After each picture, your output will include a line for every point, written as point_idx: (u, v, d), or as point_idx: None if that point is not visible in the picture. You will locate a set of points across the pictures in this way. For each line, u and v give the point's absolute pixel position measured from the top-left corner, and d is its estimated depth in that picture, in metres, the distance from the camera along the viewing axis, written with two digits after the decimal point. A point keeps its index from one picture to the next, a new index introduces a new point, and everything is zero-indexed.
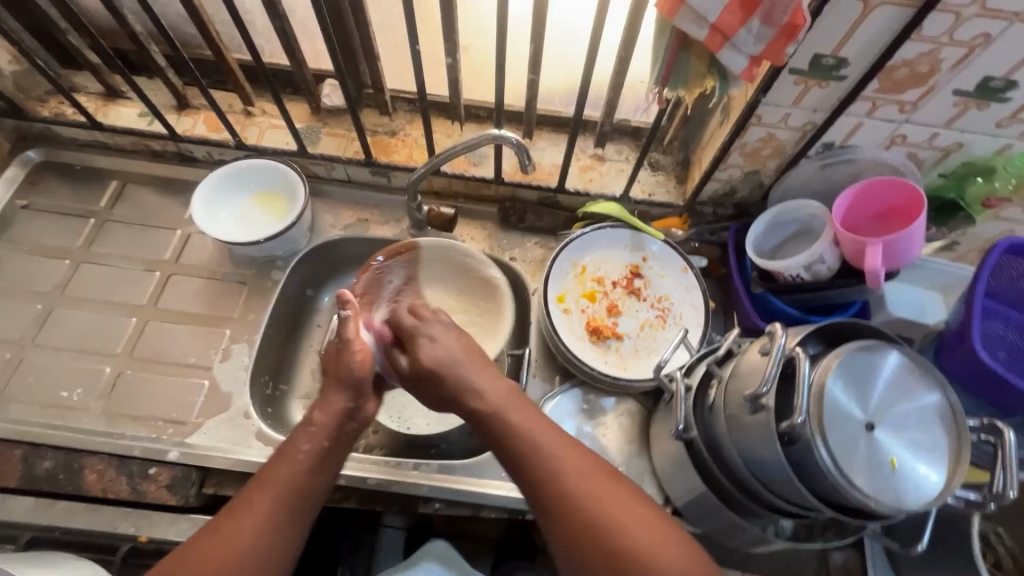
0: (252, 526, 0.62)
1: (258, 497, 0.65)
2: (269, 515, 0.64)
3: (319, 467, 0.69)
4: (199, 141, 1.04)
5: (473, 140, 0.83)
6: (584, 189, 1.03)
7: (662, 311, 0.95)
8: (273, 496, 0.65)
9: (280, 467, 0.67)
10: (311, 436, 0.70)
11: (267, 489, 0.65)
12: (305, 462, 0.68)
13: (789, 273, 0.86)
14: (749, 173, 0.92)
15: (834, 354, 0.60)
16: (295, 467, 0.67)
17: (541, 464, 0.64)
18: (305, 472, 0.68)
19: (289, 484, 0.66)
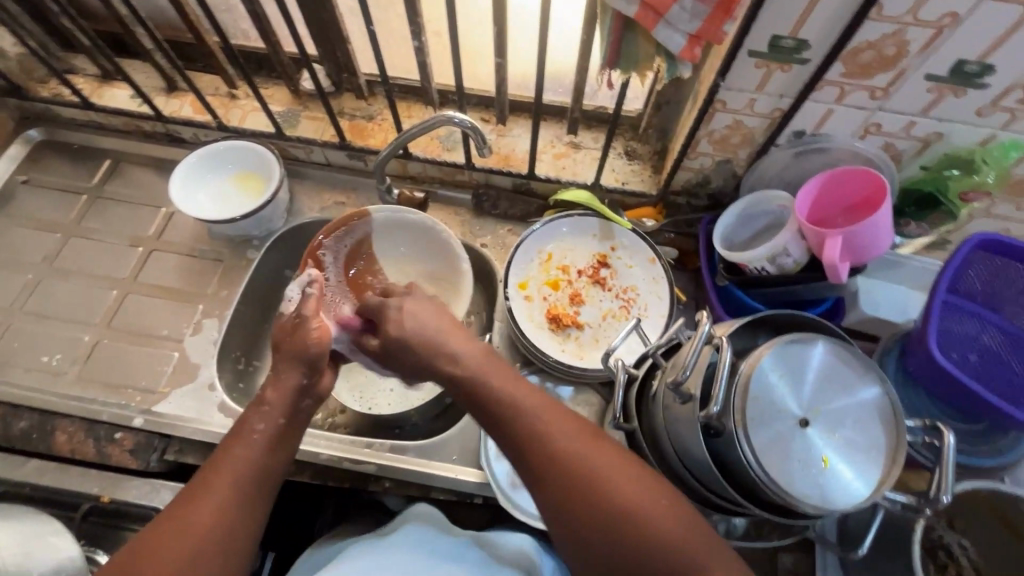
0: (207, 515, 0.58)
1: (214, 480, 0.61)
2: (225, 498, 0.60)
3: (270, 449, 0.65)
4: (184, 122, 1.07)
5: (430, 121, 0.83)
6: (556, 176, 1.02)
7: (626, 301, 0.94)
8: (229, 479, 0.61)
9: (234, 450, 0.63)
10: (263, 414, 0.67)
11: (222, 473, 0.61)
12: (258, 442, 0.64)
13: (754, 266, 0.83)
14: (720, 162, 0.90)
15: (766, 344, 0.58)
16: (251, 452, 0.64)
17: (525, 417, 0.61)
18: (258, 456, 0.64)
19: (244, 468, 0.62)
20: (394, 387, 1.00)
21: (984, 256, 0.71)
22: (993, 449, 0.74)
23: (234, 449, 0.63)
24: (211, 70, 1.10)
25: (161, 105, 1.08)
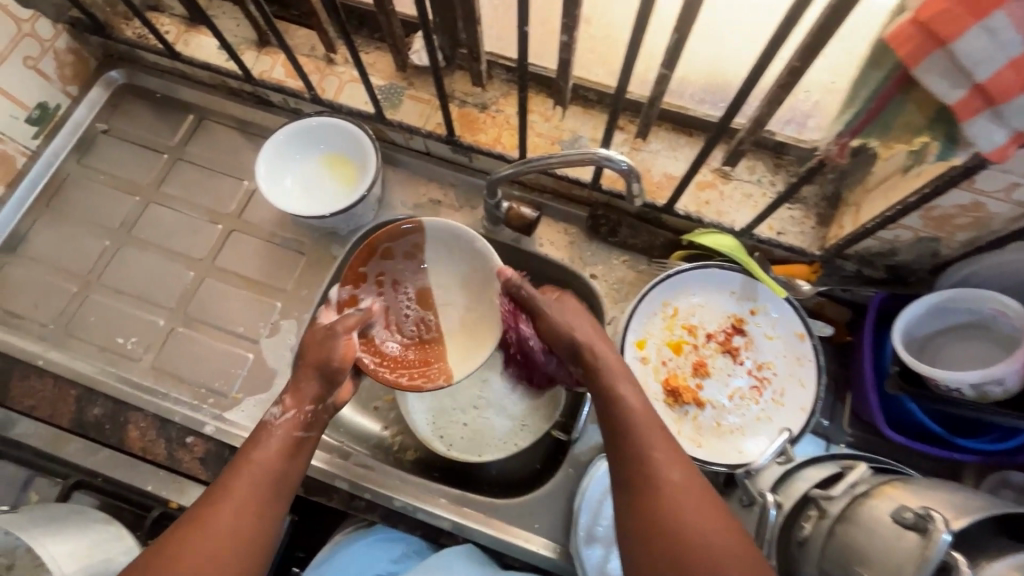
0: None
1: (183, 542, 0.55)
2: (248, 508, 0.58)
3: (247, 497, 0.59)
4: (275, 87, 0.94)
5: (572, 156, 0.66)
6: (696, 212, 0.85)
7: (759, 381, 0.79)
8: (210, 539, 0.55)
9: (220, 510, 0.57)
10: (276, 452, 0.62)
11: (197, 537, 0.55)
12: (244, 489, 0.59)
13: (948, 385, 0.67)
14: (923, 238, 0.71)
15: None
16: (236, 517, 0.57)
17: (652, 466, 0.58)
18: (251, 510, 0.58)
19: (226, 530, 0.56)
20: (468, 422, 0.92)
21: None
22: None
23: (226, 496, 0.58)
24: (307, 23, 0.95)
25: (252, 63, 0.96)
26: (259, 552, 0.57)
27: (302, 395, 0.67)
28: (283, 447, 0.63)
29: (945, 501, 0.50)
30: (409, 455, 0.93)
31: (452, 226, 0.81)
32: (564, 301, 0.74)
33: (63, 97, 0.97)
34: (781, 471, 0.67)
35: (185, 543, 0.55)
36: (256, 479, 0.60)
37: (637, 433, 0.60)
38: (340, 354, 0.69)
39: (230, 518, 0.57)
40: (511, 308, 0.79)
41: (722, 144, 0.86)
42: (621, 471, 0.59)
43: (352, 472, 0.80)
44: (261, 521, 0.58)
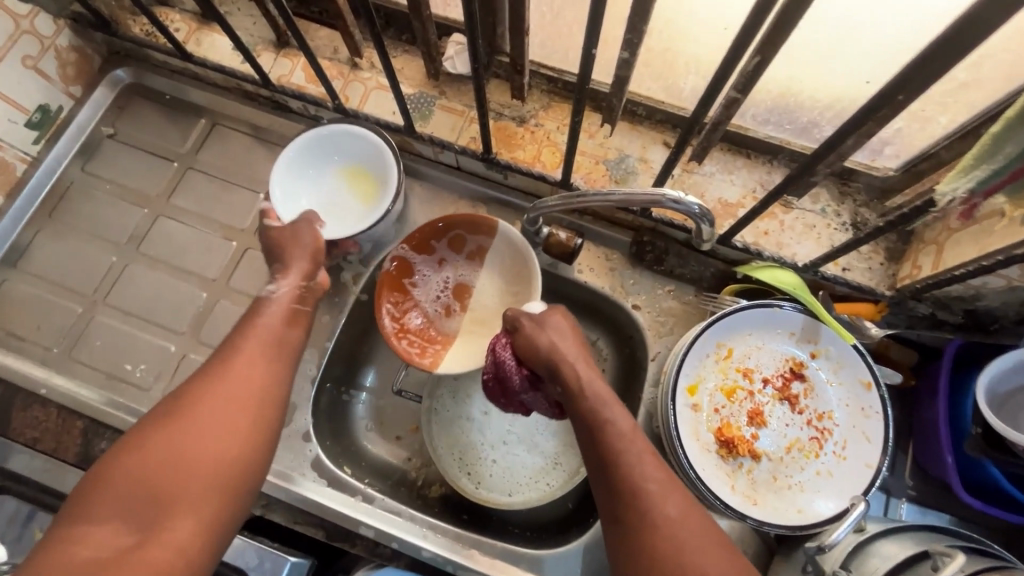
0: (210, 421, 0.57)
1: (205, 390, 0.59)
2: (260, 362, 0.64)
3: (262, 365, 0.64)
4: (294, 93, 0.87)
5: (636, 195, 0.60)
6: (754, 244, 0.78)
7: (820, 433, 0.73)
8: (235, 389, 0.60)
9: (243, 369, 0.62)
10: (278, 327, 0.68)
11: (222, 387, 0.60)
12: (258, 357, 0.64)
13: None
14: (1016, 288, 0.63)
15: None
16: (256, 376, 0.62)
17: (641, 486, 0.57)
18: (267, 371, 0.64)
19: (248, 386, 0.61)
20: (498, 458, 0.87)
21: None
22: None
23: (241, 355, 0.63)
24: (330, 23, 0.88)
25: (269, 65, 0.88)
26: (273, 412, 0.62)
27: (281, 295, 0.72)
28: (283, 320, 0.69)
29: None
30: (434, 491, 0.87)
31: (520, 241, 0.80)
32: (553, 319, 0.71)
33: (65, 99, 0.90)
34: (856, 542, 0.62)
35: (211, 391, 0.59)
36: (266, 351, 0.65)
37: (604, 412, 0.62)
38: (308, 236, 0.77)
39: (253, 376, 0.62)
40: (505, 335, 0.73)
41: (783, 169, 0.79)
42: (594, 453, 0.61)
43: (377, 518, 0.75)
44: (276, 377, 0.64)
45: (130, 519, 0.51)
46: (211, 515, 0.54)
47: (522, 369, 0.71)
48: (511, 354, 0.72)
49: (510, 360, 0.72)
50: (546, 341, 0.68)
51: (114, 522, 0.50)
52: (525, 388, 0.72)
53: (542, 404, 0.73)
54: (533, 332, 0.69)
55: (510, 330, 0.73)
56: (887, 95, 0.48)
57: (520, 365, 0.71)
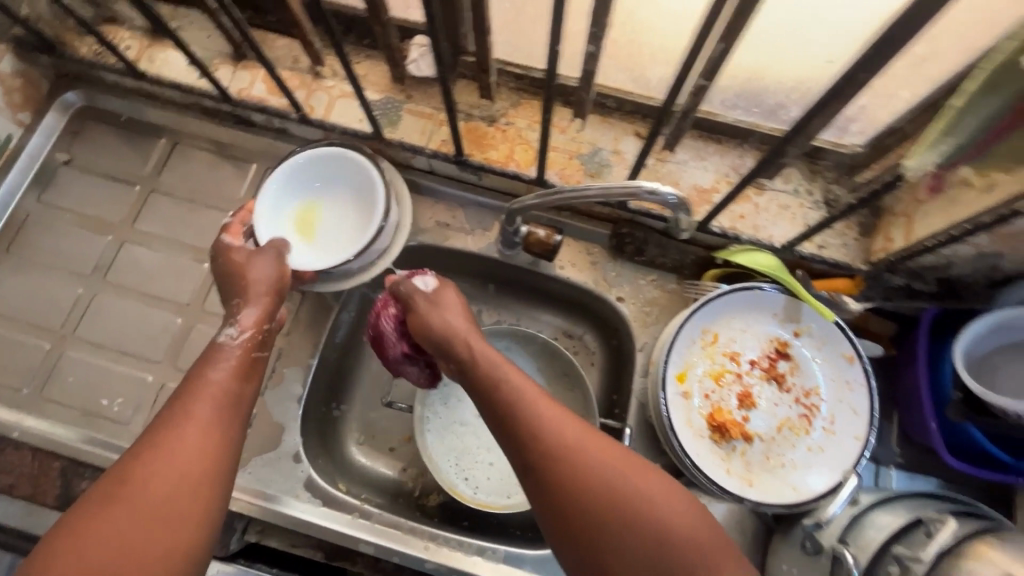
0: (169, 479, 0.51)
1: (139, 469, 0.52)
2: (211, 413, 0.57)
3: (203, 434, 0.55)
4: (256, 106, 0.84)
5: (609, 190, 0.59)
6: (731, 227, 0.79)
7: (809, 410, 0.74)
8: (169, 469, 0.52)
9: (181, 438, 0.54)
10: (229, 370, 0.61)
11: (157, 474, 0.51)
12: (202, 421, 0.55)
13: (1018, 414, 0.64)
14: (986, 254, 0.65)
15: None
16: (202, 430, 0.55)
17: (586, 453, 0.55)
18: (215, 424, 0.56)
19: (186, 462, 0.52)
20: (495, 461, 0.86)
21: None
22: None
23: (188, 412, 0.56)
24: (288, 32, 0.85)
25: (227, 79, 0.85)
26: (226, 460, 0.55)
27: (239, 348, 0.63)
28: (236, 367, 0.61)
29: None
30: (432, 500, 0.86)
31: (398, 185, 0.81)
32: (443, 294, 0.72)
33: (14, 127, 0.86)
34: (852, 515, 0.65)
35: (146, 470, 0.51)
36: (211, 413, 0.57)
37: (554, 422, 0.57)
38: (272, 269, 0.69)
39: (191, 448, 0.53)
40: (386, 300, 0.77)
41: (752, 151, 0.80)
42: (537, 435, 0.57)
43: (376, 535, 0.73)
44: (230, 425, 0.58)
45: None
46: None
47: (402, 335, 0.76)
48: (391, 319, 0.77)
49: (389, 325, 0.76)
50: (438, 320, 0.69)
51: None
52: (396, 353, 0.77)
53: (416, 372, 0.80)
54: (408, 297, 0.72)
55: (393, 299, 0.76)
56: (855, 75, 0.49)
57: (403, 337, 0.76)
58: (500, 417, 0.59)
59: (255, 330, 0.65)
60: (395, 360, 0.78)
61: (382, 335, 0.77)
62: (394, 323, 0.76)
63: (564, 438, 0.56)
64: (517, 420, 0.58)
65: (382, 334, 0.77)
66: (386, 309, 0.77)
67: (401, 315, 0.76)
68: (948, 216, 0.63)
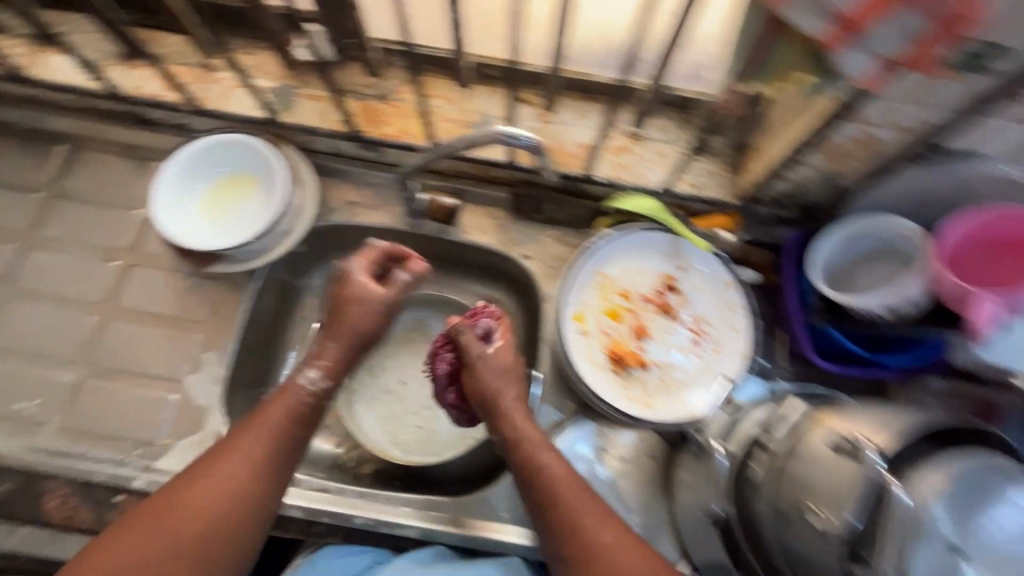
0: (203, 510, 0.58)
1: (197, 491, 0.58)
2: (248, 461, 0.61)
3: (249, 473, 0.61)
4: (152, 102, 0.86)
5: (473, 138, 0.65)
6: (615, 177, 0.85)
7: (698, 335, 0.81)
8: (213, 500, 0.58)
9: (220, 470, 0.60)
10: (289, 429, 0.64)
11: (200, 501, 0.58)
12: (247, 462, 0.61)
13: (865, 310, 0.70)
14: (826, 173, 0.73)
15: (954, 463, 0.47)
16: (243, 466, 0.60)
17: (579, 520, 0.61)
18: (255, 465, 0.61)
19: (227, 499, 0.59)
20: (423, 424, 0.90)
21: None
22: None
23: (235, 449, 0.61)
24: (177, 29, 0.87)
25: (120, 79, 0.87)
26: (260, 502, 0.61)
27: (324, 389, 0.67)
28: (295, 412, 0.65)
29: (873, 426, 0.51)
30: (366, 469, 0.88)
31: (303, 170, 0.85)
32: (501, 354, 0.70)
33: None
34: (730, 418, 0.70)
35: (205, 497, 0.58)
36: (264, 454, 0.62)
37: (561, 490, 0.63)
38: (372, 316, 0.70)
39: (228, 475, 0.60)
40: (443, 341, 0.76)
41: (627, 106, 0.87)
42: (533, 495, 0.64)
43: (305, 499, 0.76)
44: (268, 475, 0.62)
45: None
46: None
47: (450, 379, 0.76)
48: (449, 363, 0.75)
49: (439, 364, 0.76)
50: (490, 388, 0.68)
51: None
52: (442, 393, 0.77)
53: (457, 416, 0.78)
54: (466, 353, 0.69)
55: (450, 342, 0.75)
56: None
57: (450, 384, 0.76)
58: (525, 470, 0.65)
59: (332, 380, 0.68)
60: (444, 402, 0.77)
61: (439, 377, 0.76)
62: (448, 366, 0.75)
63: (567, 498, 0.62)
64: (540, 475, 0.64)
65: (438, 375, 0.76)
66: (446, 354, 0.76)
67: (455, 363, 0.75)
68: (785, 141, 0.71)
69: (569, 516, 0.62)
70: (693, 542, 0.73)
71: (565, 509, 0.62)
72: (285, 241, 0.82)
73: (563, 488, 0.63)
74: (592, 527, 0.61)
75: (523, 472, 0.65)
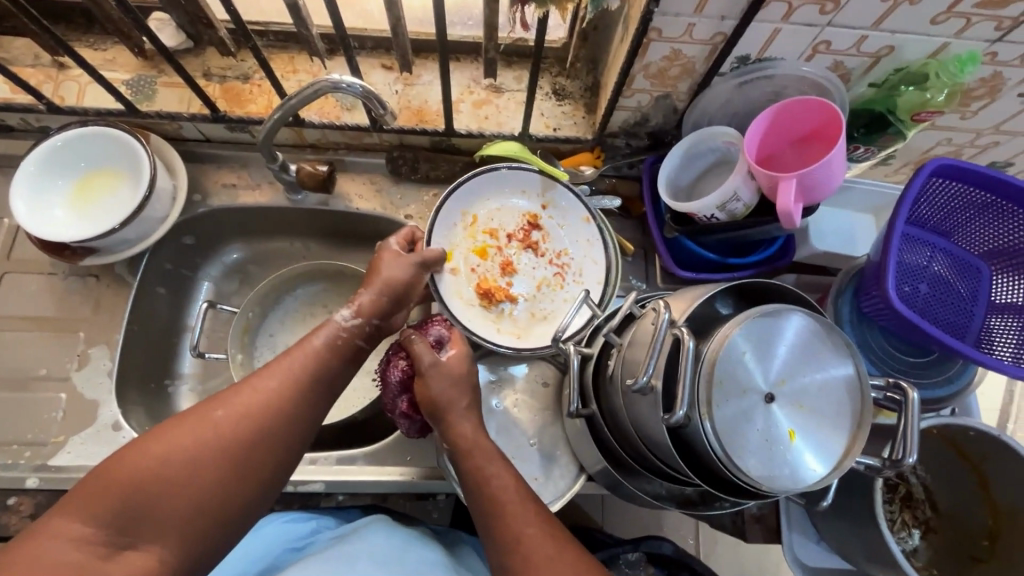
0: (196, 444, 0.55)
1: (194, 416, 0.57)
2: (270, 391, 0.60)
3: (292, 401, 0.61)
4: (2, 106, 0.84)
5: (310, 89, 0.70)
6: (478, 128, 0.89)
7: (562, 268, 0.86)
8: (200, 435, 0.56)
9: (240, 401, 0.59)
10: (329, 363, 0.65)
11: (192, 432, 0.56)
12: (282, 390, 0.61)
13: (704, 214, 0.77)
14: (659, 97, 0.80)
15: (742, 315, 0.53)
16: (269, 397, 0.60)
17: (520, 534, 0.59)
18: (284, 396, 0.60)
19: (218, 433, 0.56)
20: None
21: (942, 181, 0.70)
22: (943, 377, 0.76)
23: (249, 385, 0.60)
24: (22, 31, 0.87)
25: None
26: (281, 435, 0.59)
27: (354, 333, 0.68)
28: (338, 351, 0.66)
29: (684, 298, 0.57)
30: None
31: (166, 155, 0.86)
32: (449, 363, 0.70)
33: None
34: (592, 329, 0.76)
35: (200, 419, 0.56)
36: (293, 384, 0.62)
37: (506, 495, 0.62)
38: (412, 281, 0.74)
39: (227, 415, 0.57)
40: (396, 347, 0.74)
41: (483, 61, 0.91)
42: (478, 504, 0.62)
43: None
44: (307, 403, 0.62)
45: (100, 524, 0.51)
46: (174, 553, 0.53)
47: (405, 385, 0.73)
48: (402, 369, 0.72)
49: (392, 374, 0.73)
50: (438, 392, 0.68)
51: (79, 520, 0.51)
52: (395, 401, 0.73)
53: (412, 424, 0.75)
54: (420, 350, 0.69)
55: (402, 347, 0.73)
56: None
57: (404, 391, 0.73)
58: (471, 485, 0.63)
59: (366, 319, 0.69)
60: (398, 411, 0.74)
61: (392, 386, 0.73)
62: (399, 373, 0.72)
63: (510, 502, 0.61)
64: (488, 488, 0.62)
65: (392, 383, 0.73)
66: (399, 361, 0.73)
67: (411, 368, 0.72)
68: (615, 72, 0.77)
69: (515, 525, 0.59)
70: (582, 453, 0.77)
71: (510, 518, 0.60)
72: (154, 225, 0.83)
73: (509, 497, 0.61)
74: (528, 533, 0.59)
75: (473, 491, 0.63)
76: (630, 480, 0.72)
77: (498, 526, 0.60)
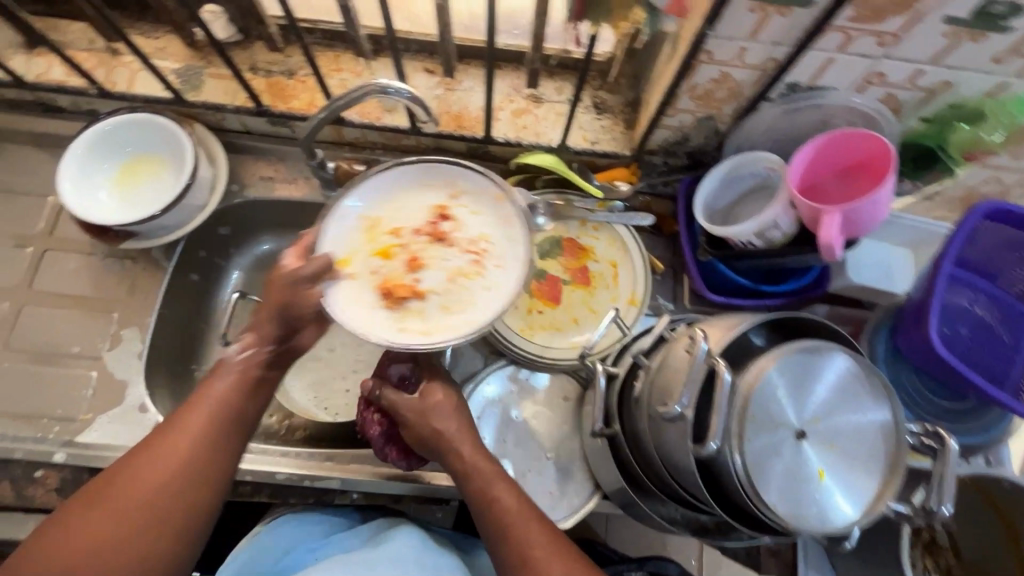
0: (136, 508, 0.53)
1: (112, 483, 0.54)
2: (187, 442, 0.57)
3: (213, 448, 0.57)
4: (55, 88, 0.87)
5: (357, 90, 0.69)
6: (516, 137, 0.90)
7: (478, 258, 0.65)
8: (124, 502, 0.53)
9: (156, 461, 0.55)
10: (248, 398, 0.62)
11: (117, 499, 0.53)
12: (202, 437, 0.57)
13: (740, 240, 0.76)
14: (702, 118, 0.79)
15: (780, 348, 0.52)
16: (192, 446, 0.57)
17: (528, 556, 0.59)
18: (206, 442, 0.57)
19: (146, 493, 0.54)
20: (352, 388, 0.93)
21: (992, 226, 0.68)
22: (980, 425, 0.74)
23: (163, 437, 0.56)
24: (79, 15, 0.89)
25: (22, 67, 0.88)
26: (210, 480, 0.57)
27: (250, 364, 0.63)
28: (243, 384, 0.62)
29: (721, 326, 0.56)
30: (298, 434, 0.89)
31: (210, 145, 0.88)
32: (433, 395, 0.69)
33: None
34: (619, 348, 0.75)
35: (120, 486, 0.54)
36: (205, 438, 0.57)
37: (513, 516, 0.61)
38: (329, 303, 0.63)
39: (150, 473, 0.54)
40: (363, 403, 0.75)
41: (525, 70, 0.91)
42: (487, 527, 0.62)
43: None
44: (228, 441, 0.59)
45: None
46: None
47: (387, 430, 0.74)
48: (381, 420, 0.74)
49: (371, 427, 0.74)
50: (427, 428, 0.67)
51: None
52: (384, 448, 0.75)
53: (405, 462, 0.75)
54: (392, 395, 0.69)
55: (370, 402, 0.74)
56: None
57: (388, 440, 0.74)
58: (479, 505, 0.63)
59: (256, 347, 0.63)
60: (390, 455, 0.75)
61: (376, 435, 0.74)
62: (382, 421, 0.74)
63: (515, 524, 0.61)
64: (494, 509, 0.62)
65: (377, 432, 0.74)
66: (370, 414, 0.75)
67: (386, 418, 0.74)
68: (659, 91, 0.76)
69: (522, 544, 0.59)
70: (599, 470, 0.77)
71: (516, 538, 0.60)
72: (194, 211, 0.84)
73: (513, 519, 0.61)
74: (536, 556, 0.59)
75: (482, 511, 0.63)
76: (647, 501, 0.72)
77: (507, 548, 0.60)
